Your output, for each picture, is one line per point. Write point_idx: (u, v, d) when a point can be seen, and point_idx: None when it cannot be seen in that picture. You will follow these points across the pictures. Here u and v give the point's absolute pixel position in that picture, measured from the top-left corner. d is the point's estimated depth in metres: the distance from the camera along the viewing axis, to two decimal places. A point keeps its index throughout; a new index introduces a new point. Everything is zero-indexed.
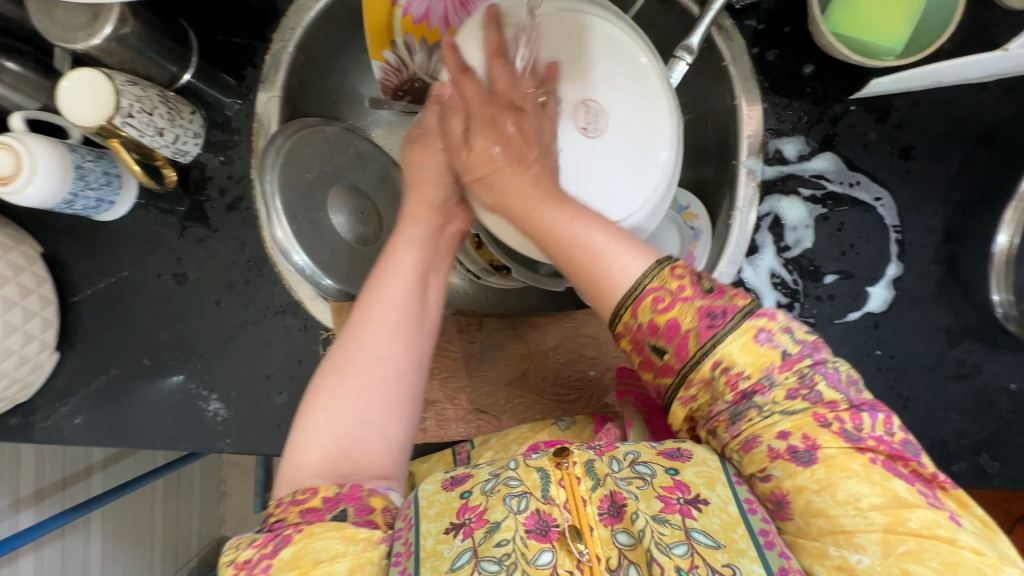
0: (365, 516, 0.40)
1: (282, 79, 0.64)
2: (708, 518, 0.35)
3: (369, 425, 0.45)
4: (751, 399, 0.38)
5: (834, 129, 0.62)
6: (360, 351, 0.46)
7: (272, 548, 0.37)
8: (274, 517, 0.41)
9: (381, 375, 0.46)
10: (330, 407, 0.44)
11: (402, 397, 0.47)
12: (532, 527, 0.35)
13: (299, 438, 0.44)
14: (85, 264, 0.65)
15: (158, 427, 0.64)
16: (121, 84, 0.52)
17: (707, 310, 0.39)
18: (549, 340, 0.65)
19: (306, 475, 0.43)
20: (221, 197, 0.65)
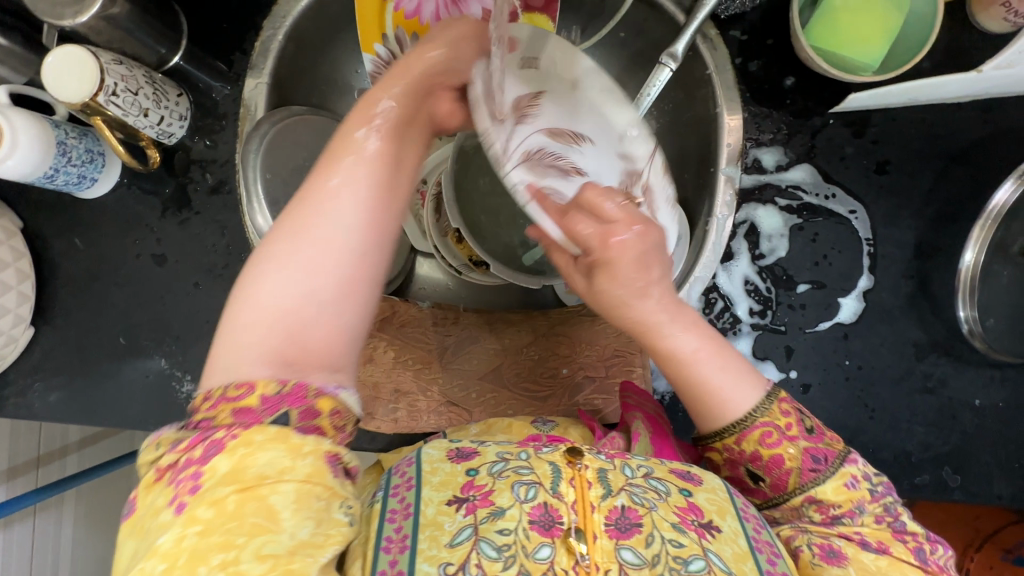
0: (309, 422, 0.35)
1: (271, 66, 0.64)
2: (721, 544, 0.39)
3: (324, 304, 0.37)
4: (838, 520, 0.44)
5: (812, 142, 0.64)
6: (314, 226, 0.38)
7: (201, 453, 0.33)
8: (202, 411, 0.35)
9: (337, 252, 0.38)
10: (276, 278, 0.37)
11: (363, 275, 0.39)
12: (535, 519, 0.38)
13: (241, 313, 0.36)
14: (65, 240, 0.65)
15: (130, 406, 0.64)
16: (107, 63, 0.52)
17: (810, 453, 0.45)
18: (524, 337, 0.65)
19: (242, 354, 0.36)
20: (204, 179, 0.65)
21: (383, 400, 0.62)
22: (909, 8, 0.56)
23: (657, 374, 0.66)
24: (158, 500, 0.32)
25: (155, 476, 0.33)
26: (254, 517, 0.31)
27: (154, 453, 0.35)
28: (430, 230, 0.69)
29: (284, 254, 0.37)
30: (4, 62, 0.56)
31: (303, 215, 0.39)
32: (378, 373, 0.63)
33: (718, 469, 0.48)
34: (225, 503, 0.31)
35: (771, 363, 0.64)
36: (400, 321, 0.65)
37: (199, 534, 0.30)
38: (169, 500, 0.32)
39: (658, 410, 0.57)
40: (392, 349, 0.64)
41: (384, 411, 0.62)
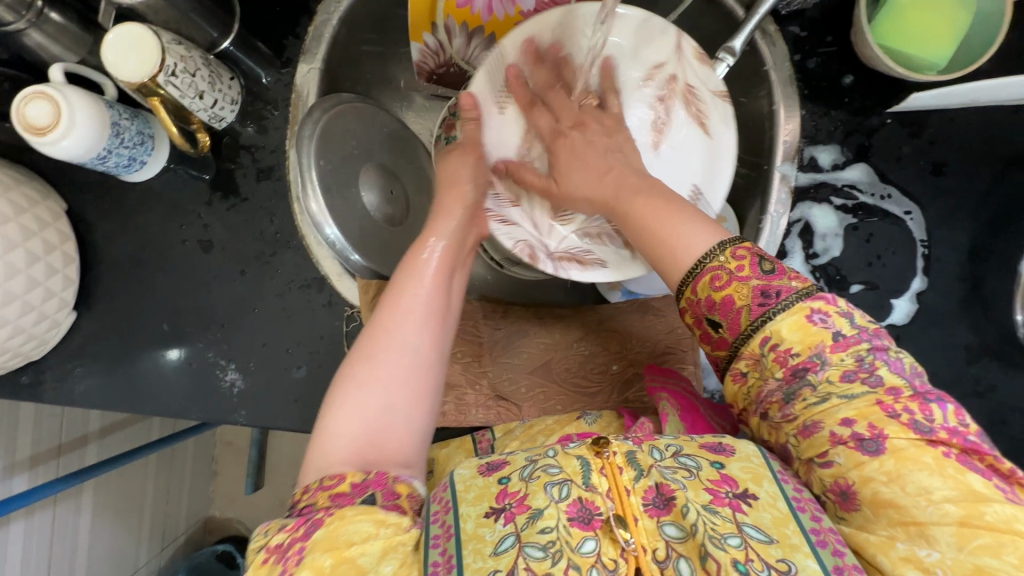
0: (391, 502, 0.40)
1: (323, 51, 0.63)
2: (758, 513, 0.37)
3: (400, 413, 0.43)
4: (804, 377, 0.39)
5: (869, 141, 0.63)
6: (387, 340, 0.45)
7: (303, 532, 0.37)
8: (303, 502, 0.41)
9: (407, 369, 0.44)
10: (359, 393, 0.43)
11: (425, 388, 0.45)
12: (574, 515, 0.37)
13: (327, 422, 0.43)
14: (110, 224, 0.64)
15: (172, 394, 0.63)
16: (167, 42, 0.51)
17: (761, 289, 0.41)
18: (574, 331, 0.65)
19: (332, 455, 0.42)
20: (253, 164, 0.64)
21: None
22: (977, 7, 0.56)
23: (706, 372, 0.65)
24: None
25: (262, 558, 0.37)
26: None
27: (261, 539, 0.39)
28: None
29: (363, 374, 0.44)
30: (58, 40, 0.54)
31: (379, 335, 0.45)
32: None
33: (692, 332, 0.46)
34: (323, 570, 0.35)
35: None
36: None
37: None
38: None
39: (684, 384, 0.56)
40: None
41: None
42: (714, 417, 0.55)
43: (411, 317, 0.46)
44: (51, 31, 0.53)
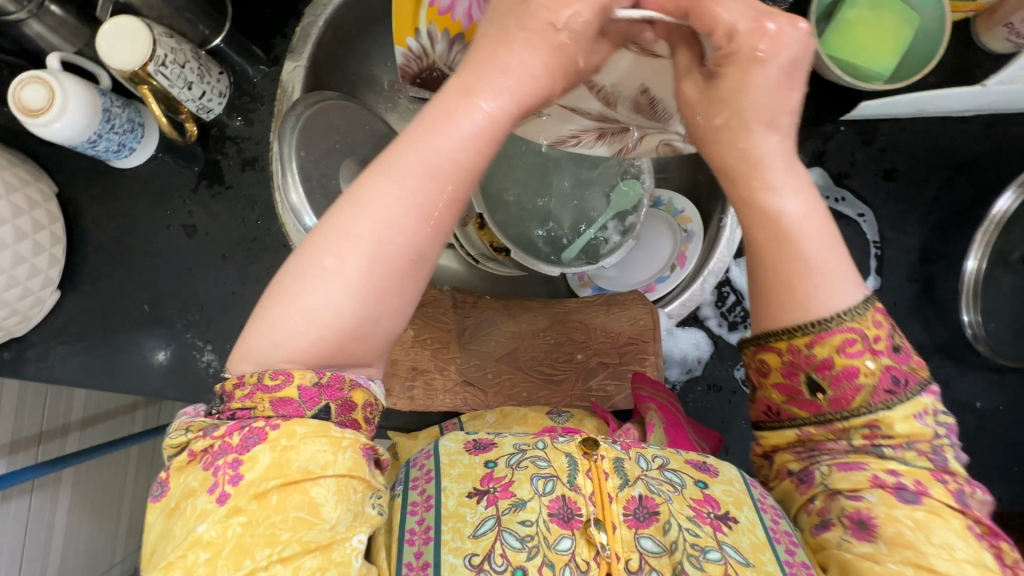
0: (347, 417, 0.38)
1: (309, 51, 0.67)
2: (738, 535, 0.39)
3: (376, 318, 0.37)
4: (879, 449, 0.39)
5: (823, 147, 0.67)
6: (374, 221, 0.37)
7: (240, 441, 0.35)
8: (236, 403, 0.37)
9: (393, 264, 0.37)
10: (323, 289, 0.36)
11: (408, 278, 0.38)
12: (555, 512, 0.40)
13: (287, 308, 0.36)
14: (99, 208, 0.67)
15: (151, 373, 0.65)
16: (159, 35, 0.55)
17: (891, 373, 0.38)
18: (541, 322, 0.67)
19: (288, 347, 0.36)
20: (238, 155, 0.67)
21: (401, 377, 0.64)
22: (921, 23, 0.59)
23: (669, 363, 0.67)
24: (196, 482, 0.35)
25: (187, 460, 0.36)
26: (297, 511, 0.34)
27: (183, 438, 0.37)
28: (451, 220, 0.73)
29: (336, 265, 0.36)
30: (58, 31, 0.58)
31: (358, 221, 0.37)
32: (397, 351, 0.64)
33: (764, 374, 0.42)
34: (268, 496, 0.34)
35: None
36: (423, 301, 0.66)
37: (243, 525, 0.34)
38: (209, 487, 0.34)
39: (671, 399, 0.59)
40: (412, 328, 0.65)
41: (401, 388, 0.63)
42: (694, 432, 0.57)
43: (404, 208, 0.37)
44: (51, 23, 0.57)
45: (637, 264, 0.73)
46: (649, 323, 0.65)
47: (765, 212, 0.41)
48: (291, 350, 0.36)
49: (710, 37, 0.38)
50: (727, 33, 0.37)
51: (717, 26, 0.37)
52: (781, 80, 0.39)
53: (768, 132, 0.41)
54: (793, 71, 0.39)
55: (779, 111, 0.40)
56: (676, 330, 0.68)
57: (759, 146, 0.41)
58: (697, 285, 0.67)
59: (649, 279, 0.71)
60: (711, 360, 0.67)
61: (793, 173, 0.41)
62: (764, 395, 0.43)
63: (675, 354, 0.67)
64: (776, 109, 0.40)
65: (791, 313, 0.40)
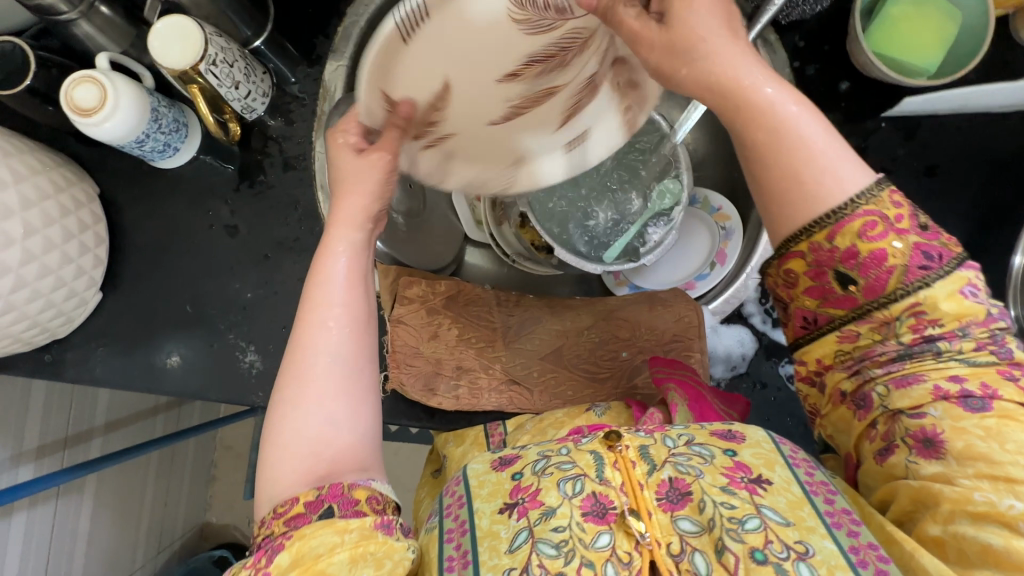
0: (352, 510, 0.38)
1: (351, 50, 0.67)
2: (775, 495, 0.39)
3: (342, 425, 0.41)
4: (933, 344, 0.38)
5: (865, 143, 0.67)
6: (309, 353, 0.42)
7: (266, 560, 0.37)
8: (261, 535, 0.39)
9: (335, 378, 0.42)
10: (298, 417, 0.41)
11: (351, 383, 0.42)
12: (588, 511, 0.40)
13: (267, 457, 0.41)
14: (139, 209, 0.67)
15: (191, 375, 0.65)
16: (210, 34, 0.55)
17: (923, 249, 0.37)
18: (584, 320, 0.67)
19: (280, 483, 0.40)
20: (279, 155, 0.67)
21: (445, 376, 0.64)
22: (961, 20, 0.60)
23: (714, 360, 0.67)
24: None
25: None
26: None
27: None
28: (488, 219, 0.74)
29: (299, 392, 0.41)
30: (106, 32, 0.58)
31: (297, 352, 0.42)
32: (441, 350, 0.64)
33: (794, 284, 0.41)
34: None
35: None
36: (464, 299, 0.66)
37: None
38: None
39: (691, 375, 0.59)
40: (455, 327, 0.65)
41: (446, 387, 0.63)
42: (720, 402, 0.57)
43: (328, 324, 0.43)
44: (99, 23, 0.57)
45: (672, 262, 0.73)
46: (694, 320, 0.65)
47: (755, 106, 0.38)
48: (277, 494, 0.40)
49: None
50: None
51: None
52: (716, 7, 0.39)
53: (731, 37, 0.39)
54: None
55: (729, 26, 0.39)
56: (720, 327, 0.68)
57: (722, 56, 0.39)
58: (739, 281, 0.68)
59: (688, 278, 0.71)
60: (755, 356, 0.67)
61: (759, 67, 0.39)
62: (798, 305, 0.42)
63: (720, 351, 0.67)
64: (734, 52, 0.39)
65: (810, 209, 0.38)
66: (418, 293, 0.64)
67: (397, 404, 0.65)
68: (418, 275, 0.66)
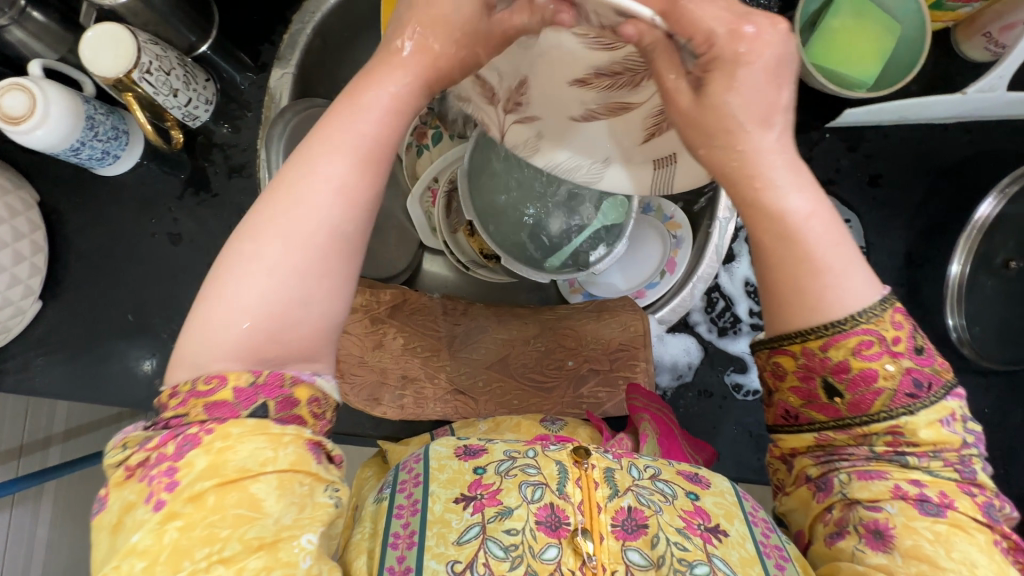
0: (289, 413, 0.32)
1: (298, 58, 0.66)
2: (727, 549, 0.40)
3: (317, 303, 0.33)
4: (903, 457, 0.37)
5: (810, 154, 0.67)
6: (287, 202, 0.33)
7: (173, 450, 0.30)
8: (172, 406, 0.31)
9: (319, 240, 0.33)
10: (242, 267, 0.32)
11: (338, 251, 0.34)
12: (542, 520, 0.39)
13: (200, 314, 0.32)
14: (81, 216, 0.66)
15: (133, 384, 0.64)
16: (144, 42, 0.54)
17: (912, 375, 0.36)
18: (531, 329, 0.66)
19: (214, 349, 0.31)
20: (225, 162, 0.67)
21: (391, 386, 0.63)
22: (901, 32, 0.61)
23: (660, 369, 0.67)
24: (132, 497, 0.29)
25: (124, 475, 0.30)
26: (237, 509, 0.29)
27: (120, 453, 0.31)
28: (441, 227, 0.74)
29: (256, 251, 0.32)
30: (41, 38, 0.57)
31: (283, 187, 0.34)
32: (386, 360, 0.64)
33: (779, 373, 0.40)
34: (204, 499, 0.29)
35: None
36: (409, 308, 0.66)
37: (181, 531, 0.28)
38: (145, 499, 0.29)
39: (662, 409, 0.59)
40: (401, 336, 0.64)
41: (391, 397, 0.63)
42: (687, 444, 0.57)
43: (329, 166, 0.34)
44: (33, 29, 0.56)
45: (625, 271, 0.73)
46: (639, 330, 0.65)
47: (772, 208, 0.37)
48: (208, 355, 0.31)
49: (689, 43, 0.37)
50: (706, 39, 0.36)
51: (697, 31, 0.36)
52: (767, 80, 0.37)
53: (763, 131, 0.38)
54: (779, 70, 0.37)
55: (771, 108, 0.37)
56: (666, 336, 0.68)
57: (756, 146, 0.38)
58: (687, 290, 0.67)
59: (639, 286, 0.72)
60: (701, 366, 0.67)
61: (797, 171, 0.38)
62: (778, 395, 0.41)
63: (667, 359, 0.68)
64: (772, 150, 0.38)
65: (803, 318, 0.37)
66: (361, 304, 0.64)
67: (344, 413, 0.65)
68: (364, 285, 0.65)
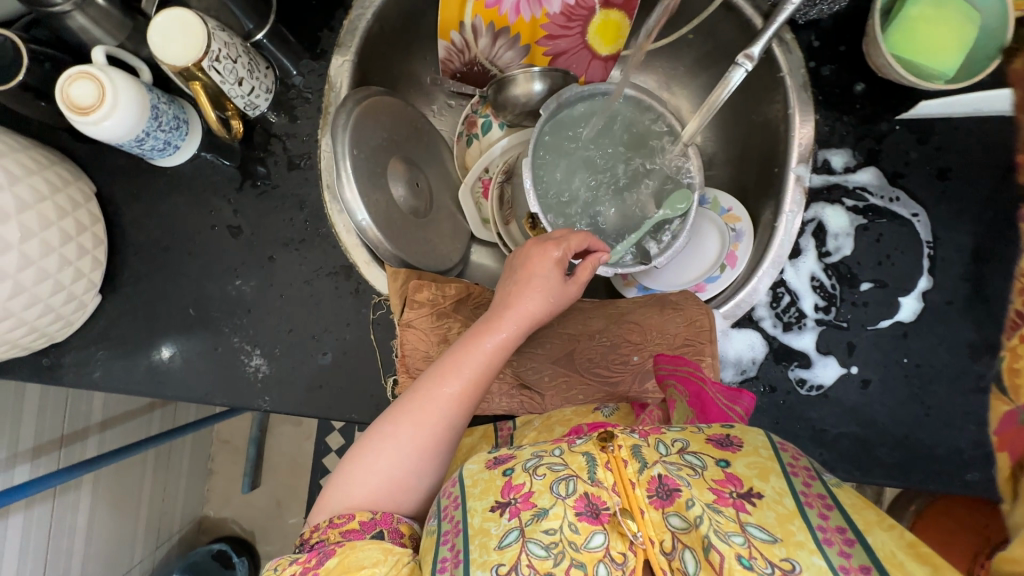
0: (396, 540, 0.48)
1: (357, 44, 0.66)
2: (762, 512, 0.39)
3: (421, 479, 0.51)
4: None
5: (878, 146, 0.66)
6: (421, 404, 0.51)
7: (315, 561, 0.44)
8: (314, 539, 0.48)
9: (432, 433, 0.50)
10: (379, 446, 0.50)
11: (444, 447, 0.51)
12: (581, 510, 0.41)
13: (355, 464, 0.51)
14: (138, 208, 0.65)
15: (195, 379, 0.63)
16: (213, 29, 0.53)
17: None
18: (596, 323, 0.66)
19: (353, 496, 0.49)
20: (283, 153, 0.65)
21: None
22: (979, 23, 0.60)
23: (724, 364, 0.67)
24: None
25: None
26: None
27: (270, 574, 0.45)
28: (495, 218, 0.74)
29: (392, 434, 0.50)
30: (101, 23, 0.55)
31: (420, 392, 0.51)
32: None
33: None
34: None
35: (832, 357, 0.66)
36: (471, 303, 0.65)
37: None
38: None
39: (694, 369, 0.58)
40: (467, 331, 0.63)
41: None
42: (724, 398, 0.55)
43: (452, 387, 0.51)
44: (95, 14, 0.54)
45: (680, 263, 0.73)
46: (706, 324, 0.65)
47: None
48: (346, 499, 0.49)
49: None
50: None
51: None
52: None
53: None
54: None
55: None
56: (731, 331, 0.67)
57: None
58: (751, 284, 0.68)
59: (699, 279, 0.71)
60: (766, 361, 0.67)
61: None
62: None
63: (730, 355, 0.67)
64: None
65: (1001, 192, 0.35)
66: (428, 297, 0.62)
67: None
68: (427, 278, 0.64)
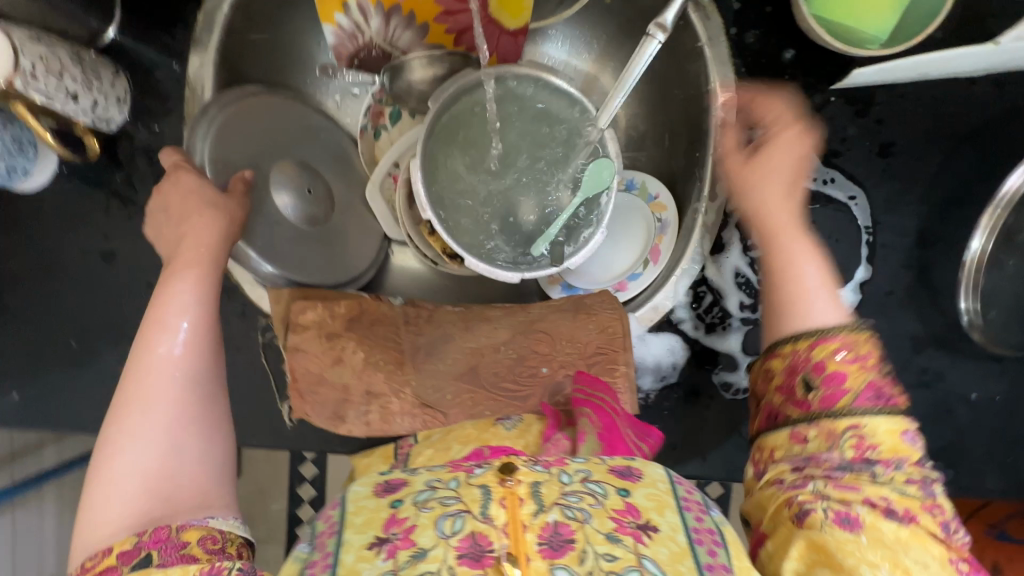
0: (175, 554, 0.37)
1: (215, 40, 0.60)
2: (658, 546, 0.35)
3: (185, 452, 0.42)
4: (871, 466, 0.39)
5: (812, 121, 0.59)
6: (146, 362, 0.44)
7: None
8: None
9: (178, 392, 0.44)
10: (142, 421, 0.42)
11: (204, 402, 0.44)
12: (464, 552, 0.33)
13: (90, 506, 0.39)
14: (6, 236, 0.61)
15: (86, 412, 0.60)
16: (21, 40, 0.47)
17: (877, 386, 0.41)
18: (501, 334, 0.62)
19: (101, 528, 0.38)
20: (151, 167, 0.60)
21: (354, 403, 0.59)
22: None
23: (641, 371, 0.63)
24: None
25: None
26: None
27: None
28: (403, 218, 0.66)
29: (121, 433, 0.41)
30: None
31: (150, 347, 0.45)
32: (347, 375, 0.59)
33: (770, 381, 0.44)
34: None
35: None
36: (369, 319, 0.62)
37: None
38: None
39: (610, 397, 0.54)
40: (362, 349, 0.59)
41: (355, 414, 0.59)
42: (635, 432, 0.52)
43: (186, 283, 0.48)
44: None
45: (603, 259, 0.66)
46: (618, 331, 0.60)
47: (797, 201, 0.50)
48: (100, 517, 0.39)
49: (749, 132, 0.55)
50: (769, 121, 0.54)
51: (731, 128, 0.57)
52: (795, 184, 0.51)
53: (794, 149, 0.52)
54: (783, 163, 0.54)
55: None
56: (648, 336, 0.63)
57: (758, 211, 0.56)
58: (670, 284, 0.62)
59: (621, 276, 0.65)
60: (686, 366, 0.62)
61: None
62: (767, 399, 0.45)
63: (648, 361, 0.62)
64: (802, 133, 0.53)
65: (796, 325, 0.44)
66: (314, 318, 0.59)
67: (309, 432, 0.63)
68: (314, 298, 0.61)
